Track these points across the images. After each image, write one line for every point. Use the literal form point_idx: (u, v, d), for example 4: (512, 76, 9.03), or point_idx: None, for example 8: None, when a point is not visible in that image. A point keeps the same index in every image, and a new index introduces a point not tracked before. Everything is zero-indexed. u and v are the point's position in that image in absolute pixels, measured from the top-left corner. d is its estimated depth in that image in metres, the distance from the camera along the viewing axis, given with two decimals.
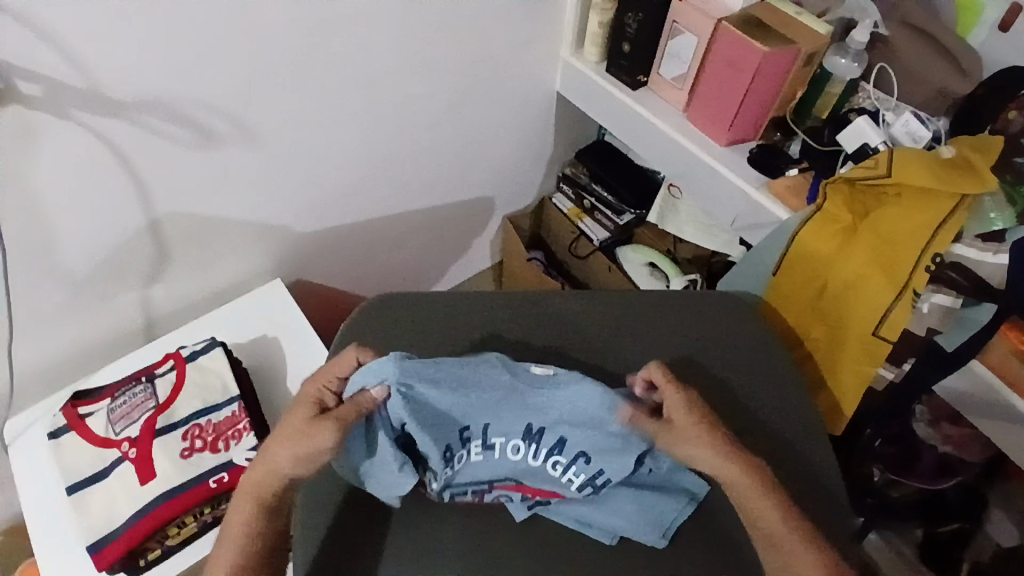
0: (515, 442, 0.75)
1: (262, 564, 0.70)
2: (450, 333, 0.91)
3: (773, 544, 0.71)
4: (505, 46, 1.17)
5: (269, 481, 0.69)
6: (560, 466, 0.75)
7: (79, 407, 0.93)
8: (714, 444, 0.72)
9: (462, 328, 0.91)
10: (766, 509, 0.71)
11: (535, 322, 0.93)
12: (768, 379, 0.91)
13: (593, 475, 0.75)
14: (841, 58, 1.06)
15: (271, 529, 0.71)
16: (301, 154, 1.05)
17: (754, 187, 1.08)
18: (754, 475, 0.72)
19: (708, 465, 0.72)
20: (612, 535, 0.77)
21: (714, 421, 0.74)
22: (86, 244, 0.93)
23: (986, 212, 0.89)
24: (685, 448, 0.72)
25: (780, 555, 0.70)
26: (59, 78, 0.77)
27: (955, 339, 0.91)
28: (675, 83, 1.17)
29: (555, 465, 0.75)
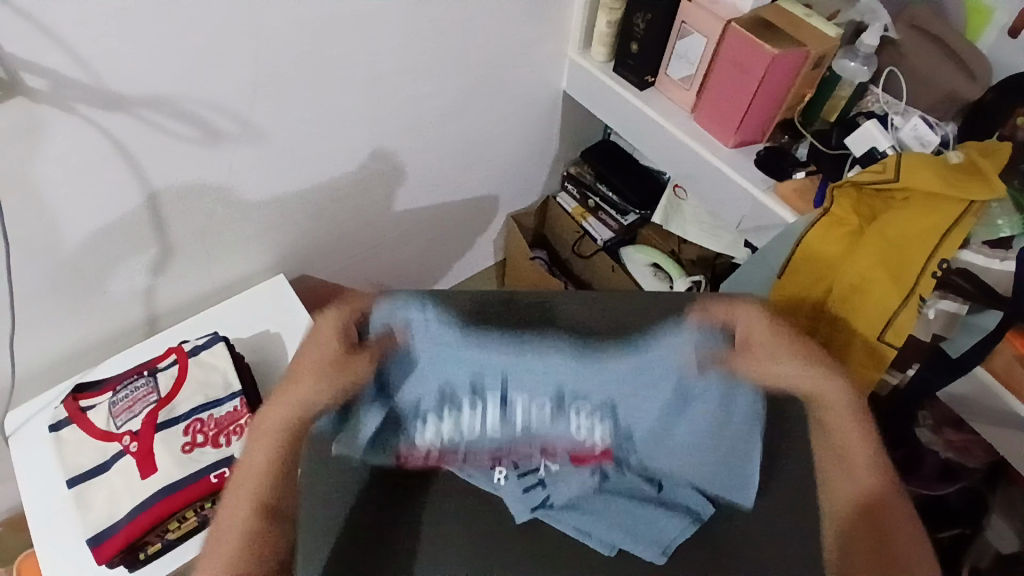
0: (540, 399, 0.83)
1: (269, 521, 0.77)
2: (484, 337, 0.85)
3: (846, 463, 0.81)
4: (512, 45, 1.17)
5: (291, 417, 0.81)
6: (581, 417, 0.83)
7: (80, 399, 0.92)
8: (798, 357, 0.84)
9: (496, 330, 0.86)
10: (848, 443, 0.82)
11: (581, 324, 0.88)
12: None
13: (615, 430, 0.83)
14: (850, 61, 1.06)
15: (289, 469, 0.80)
16: (306, 150, 1.05)
17: (761, 190, 1.08)
18: (844, 399, 0.83)
19: (795, 375, 0.84)
20: (612, 547, 0.77)
21: (800, 340, 0.85)
22: (90, 238, 0.92)
23: (993, 218, 0.90)
24: (767, 362, 0.83)
25: (854, 476, 0.80)
26: (64, 72, 0.76)
27: (960, 344, 0.91)
28: (683, 84, 1.16)
29: (578, 416, 0.83)
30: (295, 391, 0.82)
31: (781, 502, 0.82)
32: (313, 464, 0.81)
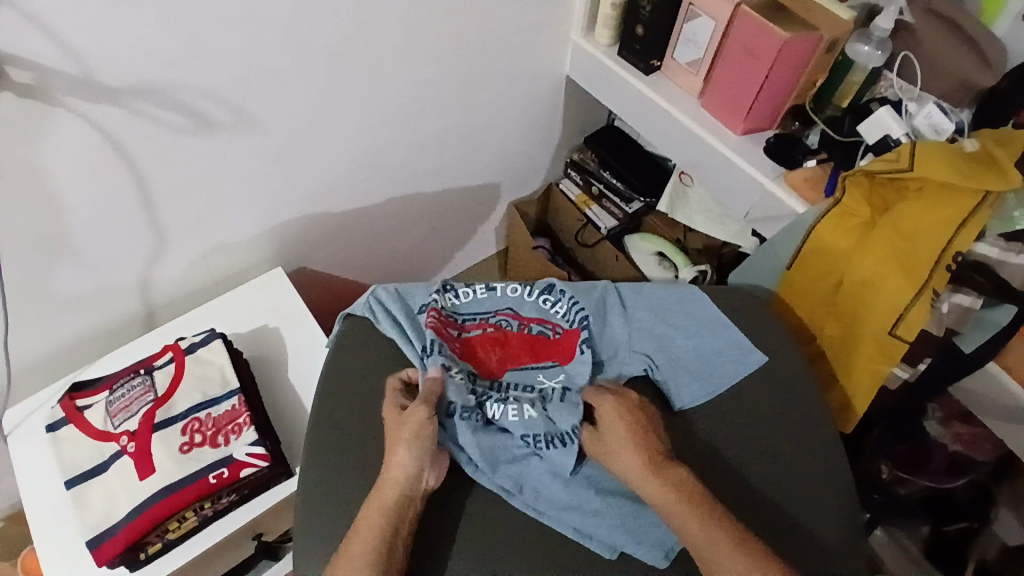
0: (513, 285, 0.93)
1: None
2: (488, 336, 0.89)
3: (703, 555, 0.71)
4: (514, 30, 1.13)
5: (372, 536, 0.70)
6: (551, 302, 0.92)
7: (77, 399, 0.91)
8: (639, 449, 0.77)
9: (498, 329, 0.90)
10: (688, 522, 0.72)
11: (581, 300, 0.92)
12: (780, 381, 0.89)
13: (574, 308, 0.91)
14: (864, 45, 1.02)
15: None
16: (305, 141, 1.03)
17: (771, 179, 1.05)
18: (680, 493, 0.74)
19: (635, 474, 0.76)
20: (612, 548, 0.76)
21: (647, 427, 0.79)
22: (85, 233, 0.90)
23: (1009, 211, 0.86)
24: (614, 456, 0.78)
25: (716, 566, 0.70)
26: (49, 64, 0.73)
27: (975, 339, 0.89)
28: (690, 69, 1.13)
29: (547, 301, 0.92)
30: (394, 478, 0.73)
31: (788, 502, 0.81)
32: (309, 485, 0.79)
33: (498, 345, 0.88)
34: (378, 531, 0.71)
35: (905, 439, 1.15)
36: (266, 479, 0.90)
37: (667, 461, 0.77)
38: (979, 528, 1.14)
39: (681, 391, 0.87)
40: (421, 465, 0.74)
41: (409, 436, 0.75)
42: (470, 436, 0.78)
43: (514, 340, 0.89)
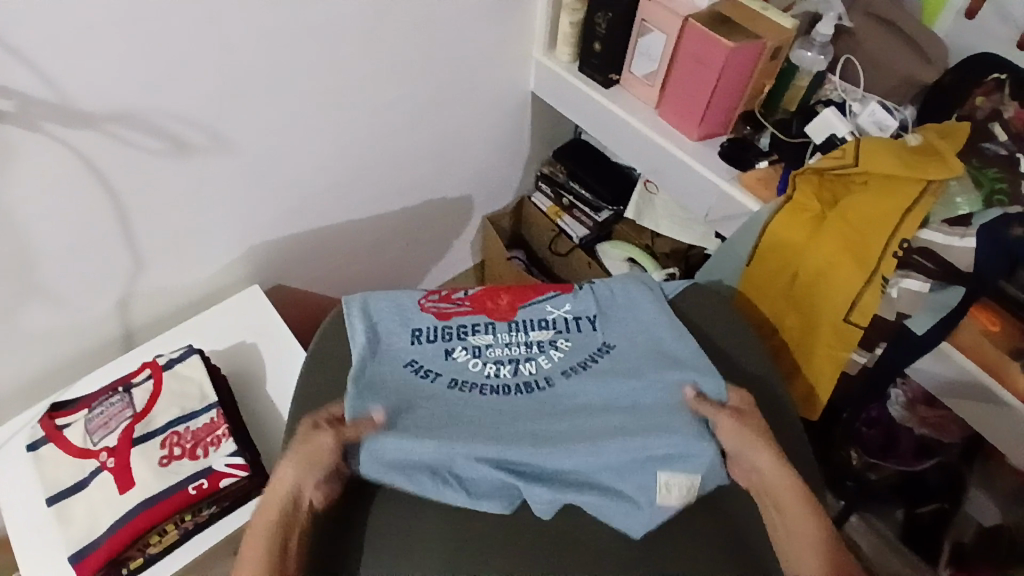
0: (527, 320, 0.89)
1: None
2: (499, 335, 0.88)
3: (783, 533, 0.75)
4: (477, 49, 1.19)
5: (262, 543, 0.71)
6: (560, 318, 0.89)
7: (57, 418, 0.94)
8: (764, 447, 0.77)
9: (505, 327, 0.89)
10: (791, 509, 0.75)
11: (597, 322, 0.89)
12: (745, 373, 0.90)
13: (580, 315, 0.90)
14: (807, 51, 1.09)
15: None
16: (277, 160, 1.06)
17: (725, 180, 1.09)
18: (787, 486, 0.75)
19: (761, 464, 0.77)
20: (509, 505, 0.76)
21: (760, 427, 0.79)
22: (64, 255, 0.93)
23: (953, 197, 0.91)
24: (742, 444, 0.77)
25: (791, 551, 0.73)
26: (28, 92, 0.77)
27: (923, 322, 0.92)
28: (646, 80, 1.18)
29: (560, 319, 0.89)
30: (275, 496, 0.74)
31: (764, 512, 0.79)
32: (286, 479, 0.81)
33: (502, 292, 0.93)
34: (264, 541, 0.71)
35: (873, 426, 1.18)
36: (247, 490, 0.91)
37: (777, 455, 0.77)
38: (952, 510, 1.17)
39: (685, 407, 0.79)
40: (304, 485, 0.74)
41: (304, 462, 0.75)
42: (456, 408, 0.80)
43: (500, 292, 0.93)
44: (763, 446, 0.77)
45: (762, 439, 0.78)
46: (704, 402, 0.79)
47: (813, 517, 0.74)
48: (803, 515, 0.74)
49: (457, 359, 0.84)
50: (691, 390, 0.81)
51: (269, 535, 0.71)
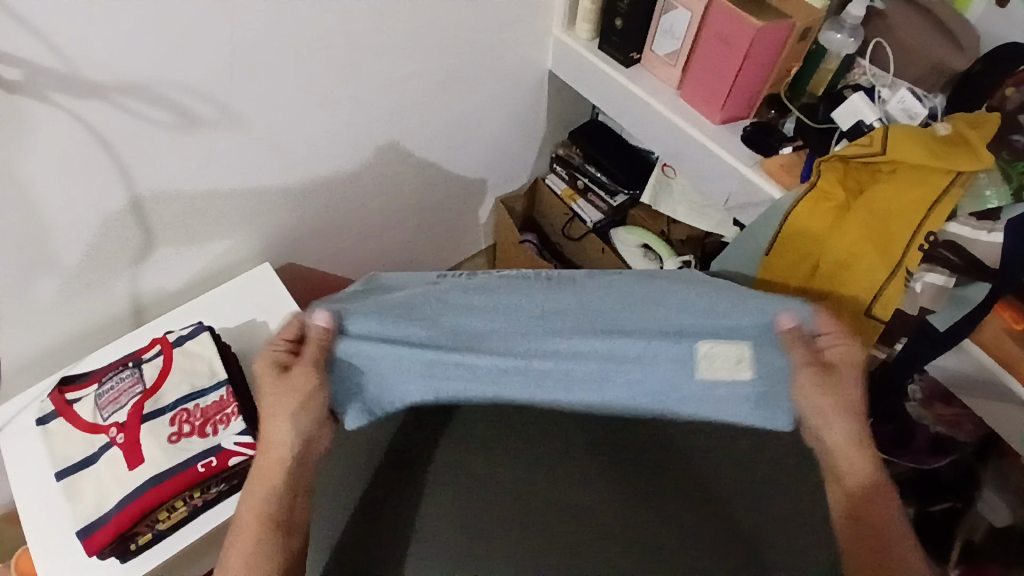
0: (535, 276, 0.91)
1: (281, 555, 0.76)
2: (520, 304, 0.86)
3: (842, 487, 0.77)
4: (494, 26, 1.16)
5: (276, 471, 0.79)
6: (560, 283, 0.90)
7: (67, 392, 0.93)
8: (843, 411, 0.76)
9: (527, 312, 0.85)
10: (856, 464, 0.76)
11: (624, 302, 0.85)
12: None
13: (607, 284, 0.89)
14: (836, 33, 1.05)
15: (288, 520, 0.78)
16: (290, 135, 1.04)
17: (747, 166, 1.07)
18: (860, 444, 0.77)
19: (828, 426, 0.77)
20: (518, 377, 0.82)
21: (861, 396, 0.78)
22: (74, 228, 0.92)
23: (981, 189, 0.88)
24: (820, 401, 0.77)
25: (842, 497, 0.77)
26: (36, 61, 0.75)
27: (947, 318, 0.89)
28: (668, 60, 1.15)
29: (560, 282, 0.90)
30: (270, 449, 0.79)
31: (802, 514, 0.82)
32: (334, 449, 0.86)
33: None
34: (268, 483, 0.78)
35: (888, 420, 1.17)
36: None
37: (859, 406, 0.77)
38: (965, 508, 1.18)
39: (719, 368, 0.79)
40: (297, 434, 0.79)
41: (297, 407, 0.79)
42: (422, 364, 0.82)
43: None
44: (845, 411, 0.76)
45: (851, 411, 0.77)
46: (797, 339, 0.78)
47: (870, 478, 0.76)
48: (861, 470, 0.76)
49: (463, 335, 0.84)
50: (789, 322, 0.79)
51: (274, 476, 0.79)
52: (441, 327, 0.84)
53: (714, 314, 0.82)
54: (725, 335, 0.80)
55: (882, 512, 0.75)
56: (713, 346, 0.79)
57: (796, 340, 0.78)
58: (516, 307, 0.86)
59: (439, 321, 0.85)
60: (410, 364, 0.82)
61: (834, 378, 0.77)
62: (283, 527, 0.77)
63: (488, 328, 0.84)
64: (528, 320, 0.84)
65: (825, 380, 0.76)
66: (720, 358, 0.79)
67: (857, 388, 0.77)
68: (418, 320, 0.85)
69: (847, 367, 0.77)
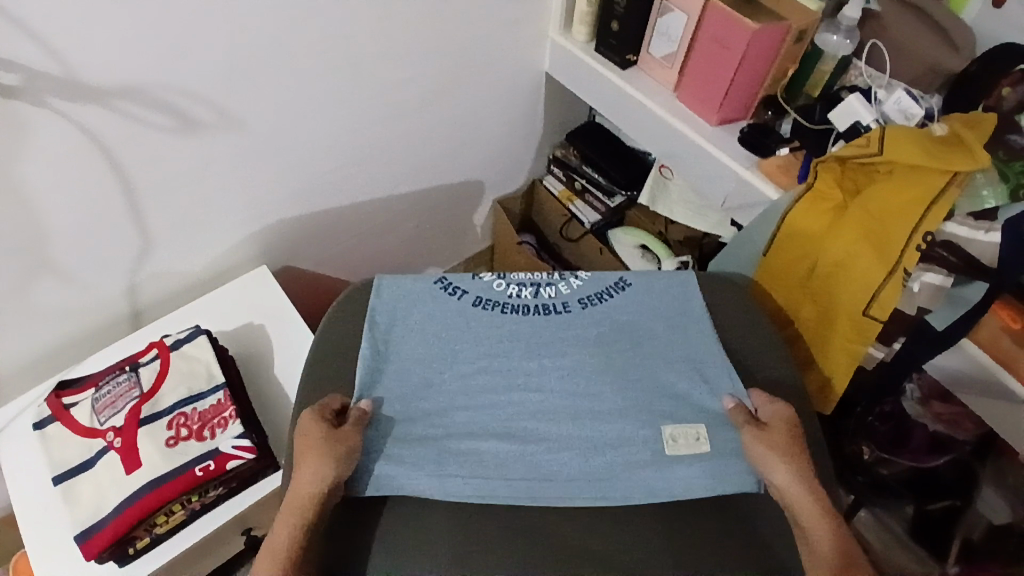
0: (534, 283, 0.89)
1: None
2: (501, 337, 0.83)
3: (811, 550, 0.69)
4: (492, 28, 1.16)
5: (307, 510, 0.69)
6: (554, 289, 0.89)
7: (64, 397, 0.93)
8: (787, 461, 0.72)
9: (513, 337, 0.83)
10: (815, 523, 0.69)
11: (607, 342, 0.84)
12: (759, 376, 0.85)
13: (599, 297, 0.88)
14: (832, 34, 1.06)
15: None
16: (287, 137, 1.04)
17: (744, 167, 1.07)
18: (816, 497, 0.71)
19: (778, 478, 0.72)
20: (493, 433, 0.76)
21: (800, 446, 0.74)
22: (71, 232, 0.92)
23: (978, 189, 0.88)
24: (764, 455, 0.73)
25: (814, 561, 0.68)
26: (33, 65, 0.75)
27: (944, 317, 0.89)
28: (664, 61, 1.15)
29: (552, 290, 0.89)
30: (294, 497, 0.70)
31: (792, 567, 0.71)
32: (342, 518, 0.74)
33: None
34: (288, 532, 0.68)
35: (886, 420, 1.17)
36: (254, 471, 0.91)
37: (802, 453, 0.74)
38: (964, 507, 1.17)
39: (678, 431, 0.77)
40: (325, 483, 0.70)
41: (341, 453, 0.72)
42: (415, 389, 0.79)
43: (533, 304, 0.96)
44: (784, 459, 0.73)
45: (795, 451, 0.74)
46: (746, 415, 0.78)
47: (824, 519, 0.70)
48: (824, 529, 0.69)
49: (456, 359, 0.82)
50: (732, 402, 0.80)
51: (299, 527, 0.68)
52: (428, 355, 0.82)
53: (701, 376, 0.82)
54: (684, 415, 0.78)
55: (853, 558, 0.67)
56: (675, 428, 0.77)
57: (738, 411, 0.78)
58: (502, 330, 0.84)
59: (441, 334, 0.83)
60: (405, 381, 0.80)
61: (770, 432, 0.75)
62: None
63: (471, 364, 0.81)
64: (522, 369, 0.81)
65: (764, 436, 0.74)
66: (680, 437, 0.76)
67: (796, 440, 0.74)
68: (436, 338, 0.83)
69: (784, 426, 0.75)
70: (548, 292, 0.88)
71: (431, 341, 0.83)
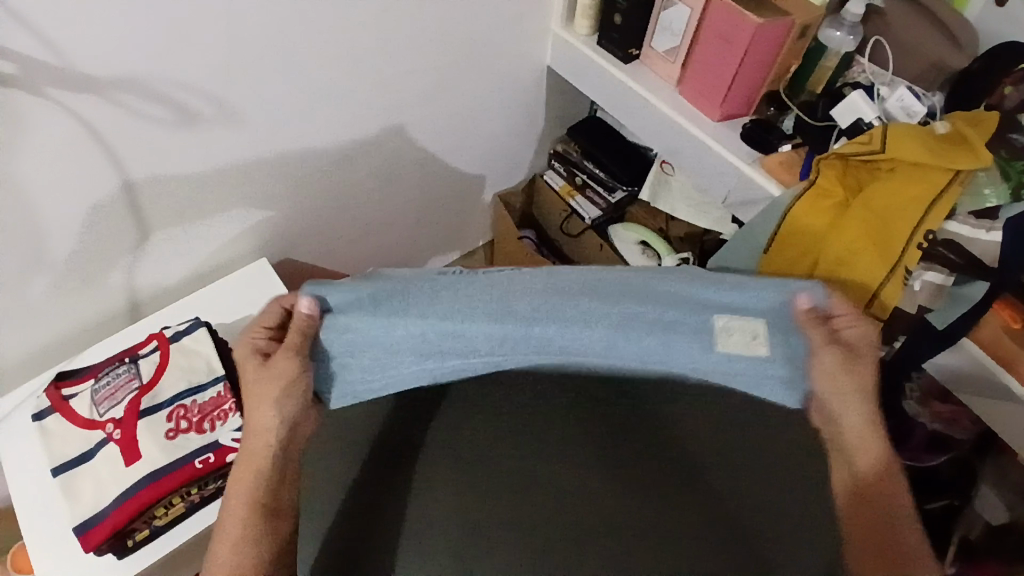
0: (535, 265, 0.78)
1: (266, 542, 0.72)
2: (526, 306, 0.72)
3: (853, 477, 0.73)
4: (492, 22, 1.15)
5: (261, 454, 0.74)
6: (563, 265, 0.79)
7: (63, 388, 0.93)
8: (861, 394, 0.72)
9: (542, 304, 0.72)
10: (867, 452, 0.72)
11: (643, 294, 0.74)
12: None
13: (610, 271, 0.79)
14: (835, 30, 1.05)
15: (269, 525, 0.73)
16: (287, 130, 1.04)
17: (746, 163, 1.07)
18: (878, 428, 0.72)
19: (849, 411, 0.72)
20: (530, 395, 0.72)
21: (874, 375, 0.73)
22: (68, 223, 0.91)
23: (980, 188, 0.87)
24: (839, 387, 0.72)
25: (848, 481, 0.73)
26: (31, 55, 0.74)
27: (947, 316, 0.89)
28: (667, 56, 1.14)
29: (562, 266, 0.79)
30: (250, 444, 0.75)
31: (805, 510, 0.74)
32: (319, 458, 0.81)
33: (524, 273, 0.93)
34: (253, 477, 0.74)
35: (885, 418, 1.18)
36: None
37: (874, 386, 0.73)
38: (961, 505, 1.17)
39: (738, 352, 0.71)
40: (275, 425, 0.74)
41: (278, 392, 0.73)
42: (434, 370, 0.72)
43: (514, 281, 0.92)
44: (858, 393, 0.72)
45: (866, 390, 0.72)
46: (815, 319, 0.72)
47: (880, 452, 0.72)
48: (875, 458, 0.72)
49: (476, 335, 0.71)
50: (806, 302, 0.73)
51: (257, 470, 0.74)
52: (440, 328, 0.71)
53: (719, 285, 0.75)
54: (739, 317, 0.73)
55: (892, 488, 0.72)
56: (730, 320, 0.72)
57: (809, 321, 0.72)
58: (526, 299, 0.73)
59: (456, 311, 0.72)
60: (420, 362, 0.72)
61: (852, 357, 0.72)
62: (265, 532, 0.72)
63: (497, 342, 0.71)
64: (556, 336, 0.71)
65: (845, 359, 0.71)
66: (735, 332, 0.71)
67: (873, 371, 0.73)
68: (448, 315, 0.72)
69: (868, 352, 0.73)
70: (561, 267, 0.78)
71: (441, 309, 0.72)
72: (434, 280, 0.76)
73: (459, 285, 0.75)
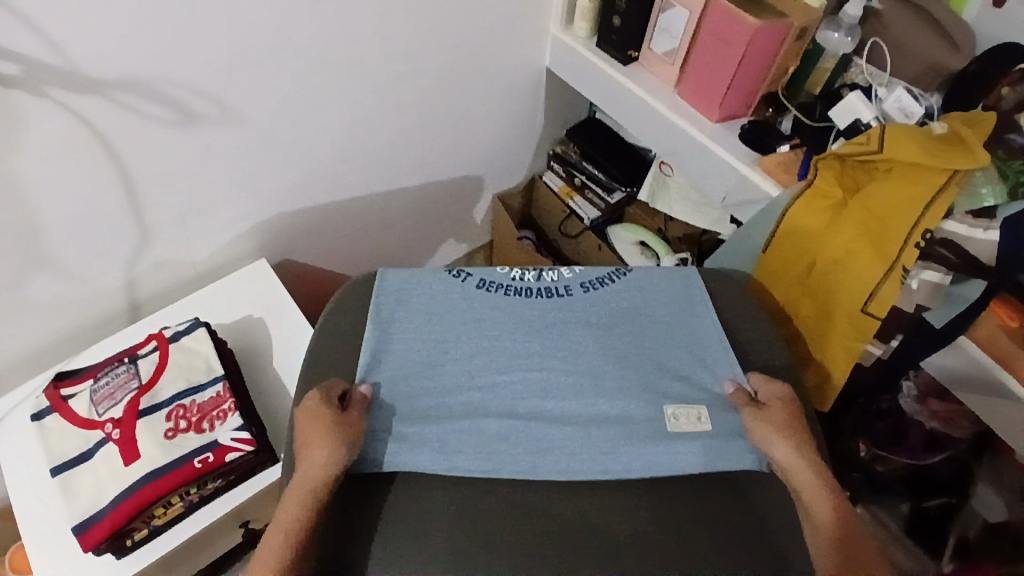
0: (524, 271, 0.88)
1: None
2: (506, 331, 0.81)
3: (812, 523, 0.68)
4: (492, 23, 1.15)
5: (316, 495, 0.68)
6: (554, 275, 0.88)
7: (62, 388, 0.93)
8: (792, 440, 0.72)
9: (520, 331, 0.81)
10: (817, 498, 0.69)
11: (612, 324, 0.83)
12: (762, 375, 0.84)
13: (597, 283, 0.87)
14: (833, 32, 1.05)
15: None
16: (287, 131, 1.04)
17: (745, 164, 1.07)
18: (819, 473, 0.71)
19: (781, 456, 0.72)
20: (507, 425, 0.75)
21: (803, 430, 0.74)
22: (68, 224, 0.91)
23: (977, 187, 0.88)
24: (768, 436, 0.73)
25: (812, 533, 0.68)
26: (33, 55, 0.74)
27: (944, 315, 0.90)
28: (666, 58, 1.15)
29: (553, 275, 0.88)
30: (301, 484, 0.68)
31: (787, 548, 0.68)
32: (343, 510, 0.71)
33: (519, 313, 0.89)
34: (298, 518, 0.66)
35: (884, 418, 1.18)
36: (253, 465, 0.91)
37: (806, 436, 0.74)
38: (959, 504, 1.18)
39: (682, 414, 0.76)
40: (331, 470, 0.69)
41: (343, 437, 0.71)
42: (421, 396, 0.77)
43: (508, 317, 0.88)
44: (788, 438, 0.72)
45: (799, 437, 0.73)
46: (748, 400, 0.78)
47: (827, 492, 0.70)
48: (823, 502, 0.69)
49: (460, 362, 0.79)
50: (732, 388, 0.79)
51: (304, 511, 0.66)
52: (430, 353, 0.80)
53: (701, 360, 0.82)
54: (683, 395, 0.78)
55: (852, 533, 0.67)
56: (676, 408, 0.76)
57: (737, 395, 0.78)
58: (510, 321, 0.82)
59: (449, 334, 0.81)
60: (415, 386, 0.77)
61: (767, 413, 0.75)
62: None
63: (481, 370, 0.78)
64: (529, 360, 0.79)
65: (760, 417, 0.74)
66: (681, 417, 0.76)
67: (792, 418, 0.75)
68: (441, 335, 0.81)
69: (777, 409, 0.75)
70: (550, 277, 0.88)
71: (438, 326, 0.82)
72: (443, 287, 0.85)
73: (457, 298, 0.84)
